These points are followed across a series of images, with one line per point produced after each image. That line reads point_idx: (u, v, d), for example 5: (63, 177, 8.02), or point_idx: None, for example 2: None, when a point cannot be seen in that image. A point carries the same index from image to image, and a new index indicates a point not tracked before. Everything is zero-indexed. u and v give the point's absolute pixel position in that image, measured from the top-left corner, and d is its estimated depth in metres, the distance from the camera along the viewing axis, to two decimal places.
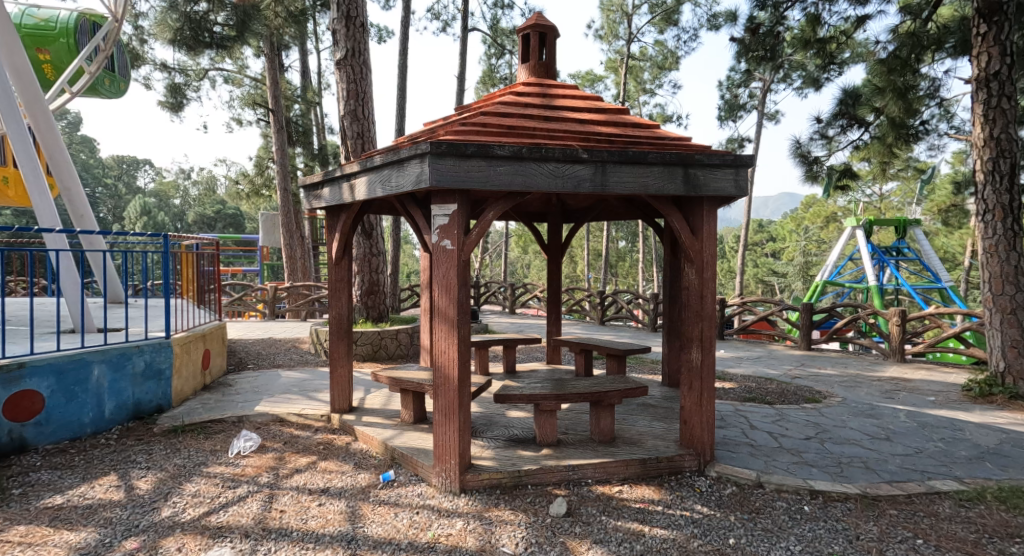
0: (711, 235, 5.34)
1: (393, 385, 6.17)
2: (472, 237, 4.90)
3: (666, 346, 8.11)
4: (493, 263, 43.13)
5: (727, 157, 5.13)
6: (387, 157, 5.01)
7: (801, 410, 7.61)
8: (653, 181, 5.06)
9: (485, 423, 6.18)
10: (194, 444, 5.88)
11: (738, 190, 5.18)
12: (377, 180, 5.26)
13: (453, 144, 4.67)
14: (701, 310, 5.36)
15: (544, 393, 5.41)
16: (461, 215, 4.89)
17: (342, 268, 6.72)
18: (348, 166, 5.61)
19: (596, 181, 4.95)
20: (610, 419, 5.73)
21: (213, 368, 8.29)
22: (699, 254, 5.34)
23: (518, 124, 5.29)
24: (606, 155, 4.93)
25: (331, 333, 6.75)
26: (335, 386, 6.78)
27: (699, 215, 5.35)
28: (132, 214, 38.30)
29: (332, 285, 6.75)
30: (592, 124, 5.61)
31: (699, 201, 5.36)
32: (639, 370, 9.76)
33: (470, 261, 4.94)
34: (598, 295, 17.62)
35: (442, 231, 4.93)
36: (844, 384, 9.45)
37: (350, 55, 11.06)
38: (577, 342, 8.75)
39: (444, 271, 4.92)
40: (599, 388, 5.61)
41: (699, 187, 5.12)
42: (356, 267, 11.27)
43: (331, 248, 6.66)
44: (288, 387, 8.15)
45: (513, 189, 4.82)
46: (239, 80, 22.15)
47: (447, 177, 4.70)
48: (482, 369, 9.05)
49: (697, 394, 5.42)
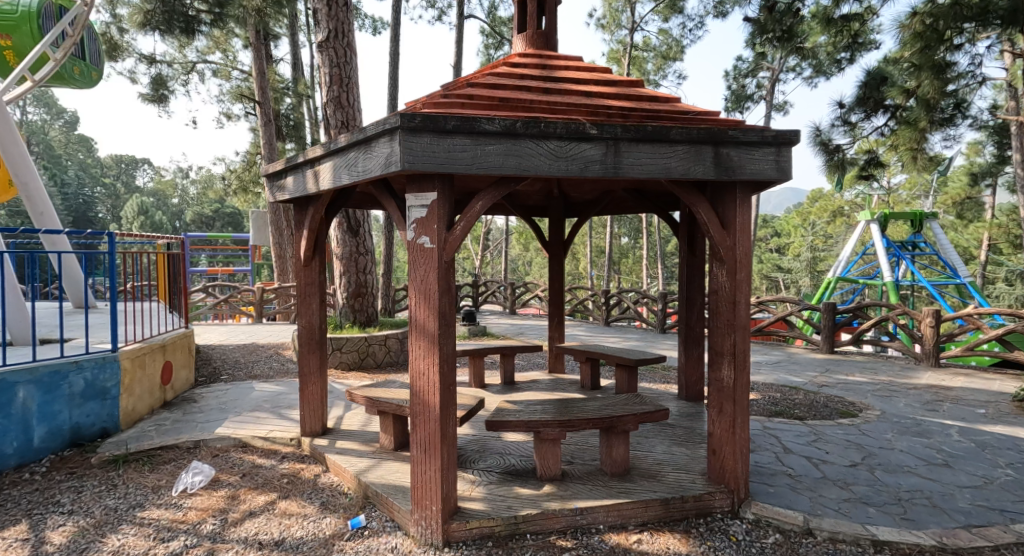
0: (745, 228, 4.48)
1: (370, 406, 5.34)
2: (456, 233, 4.01)
3: (682, 353, 7.26)
4: (494, 260, 42.13)
5: (768, 135, 4.20)
6: (351, 136, 4.11)
7: (838, 428, 6.77)
8: (677, 162, 4.15)
9: (477, 451, 5.30)
10: (133, 479, 5.03)
11: (779, 174, 4.27)
12: (342, 164, 4.36)
13: (429, 117, 3.77)
14: (733, 319, 4.52)
15: (546, 420, 4.59)
16: (442, 206, 4.00)
17: (313, 270, 5.86)
18: (310, 149, 4.70)
19: (607, 164, 4.05)
20: (624, 447, 4.84)
21: (176, 382, 7.40)
22: (729, 252, 4.50)
23: (512, 96, 4.39)
24: (619, 131, 4.02)
25: (301, 344, 5.87)
26: (305, 405, 5.90)
27: (731, 205, 4.49)
28: (128, 212, 36.86)
29: (301, 291, 5.88)
30: (600, 97, 4.70)
31: (728, 186, 4.48)
32: (651, 379, 8.86)
33: (454, 262, 4.06)
34: (602, 294, 16.71)
35: (420, 224, 4.04)
36: (879, 393, 8.58)
37: (333, 36, 10.16)
38: (583, 351, 7.85)
39: (422, 275, 4.05)
40: (610, 413, 4.74)
41: (734, 170, 4.20)
42: (342, 267, 10.36)
43: (299, 247, 5.80)
44: (259, 402, 7.27)
45: (506, 174, 3.93)
46: (228, 72, 21.26)
47: (422, 159, 3.81)
48: (478, 381, 8.16)
49: (728, 419, 4.56)
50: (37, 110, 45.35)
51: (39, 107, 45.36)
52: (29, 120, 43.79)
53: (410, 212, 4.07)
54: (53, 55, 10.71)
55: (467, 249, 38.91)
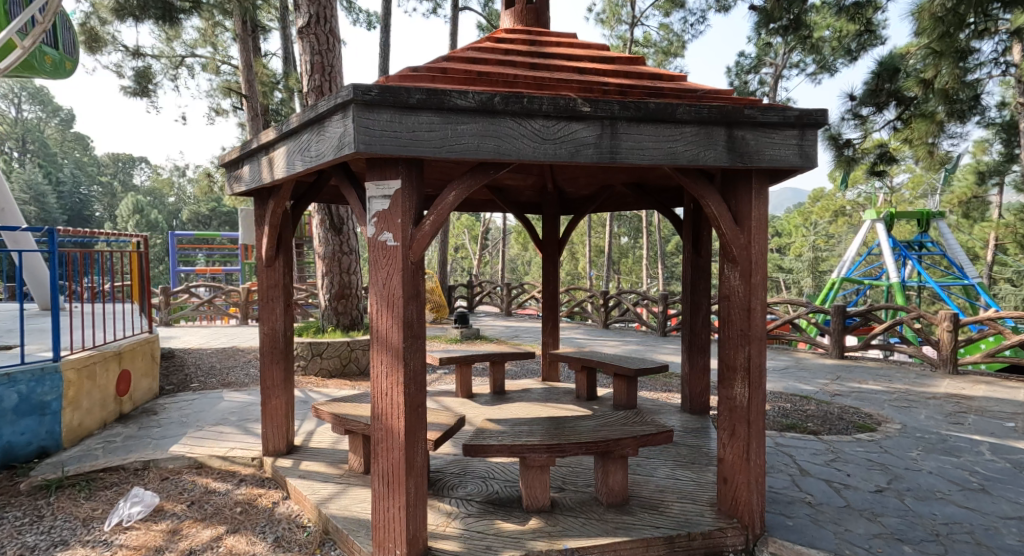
0: (761, 225, 3.89)
1: (337, 425, 4.76)
2: (424, 229, 3.41)
3: (686, 362, 6.68)
4: (494, 260, 41.44)
5: (790, 115, 3.60)
6: (303, 115, 3.51)
7: (858, 444, 6.20)
8: (683, 146, 3.54)
9: (458, 475, 4.70)
10: (62, 508, 4.53)
11: (802, 162, 3.66)
12: (296, 149, 3.76)
13: (388, 90, 3.17)
14: (747, 329, 3.93)
15: (533, 445, 4.03)
16: (408, 196, 3.41)
17: (276, 271, 5.26)
18: (264, 132, 4.09)
19: (602, 148, 3.44)
20: (622, 474, 4.25)
21: (137, 393, 6.81)
22: (742, 252, 3.92)
23: (494, 70, 3.79)
24: (616, 108, 3.42)
25: (264, 354, 5.28)
26: (268, 422, 5.31)
27: (746, 198, 3.90)
28: (123, 211, 36.04)
29: (263, 294, 5.28)
30: (596, 73, 4.07)
31: (742, 176, 3.90)
32: (652, 389, 8.28)
33: (423, 263, 3.47)
34: (601, 296, 16.10)
35: (381, 218, 3.44)
36: (896, 404, 8.01)
37: (314, 22, 9.56)
38: (579, 359, 7.25)
39: (385, 278, 3.46)
40: (607, 435, 4.15)
41: (751, 156, 3.59)
42: (324, 267, 9.73)
43: (260, 244, 5.20)
44: (225, 415, 6.66)
45: (482, 158, 3.33)
46: (217, 67, 20.64)
47: (380, 140, 3.21)
48: (465, 391, 7.56)
49: (742, 444, 3.98)
50: (32, 108, 44.49)
51: (34, 104, 44.49)
52: (22, 117, 43.00)
53: (370, 204, 3.47)
54: (19, 42, 9.92)
55: (465, 249, 38.20)
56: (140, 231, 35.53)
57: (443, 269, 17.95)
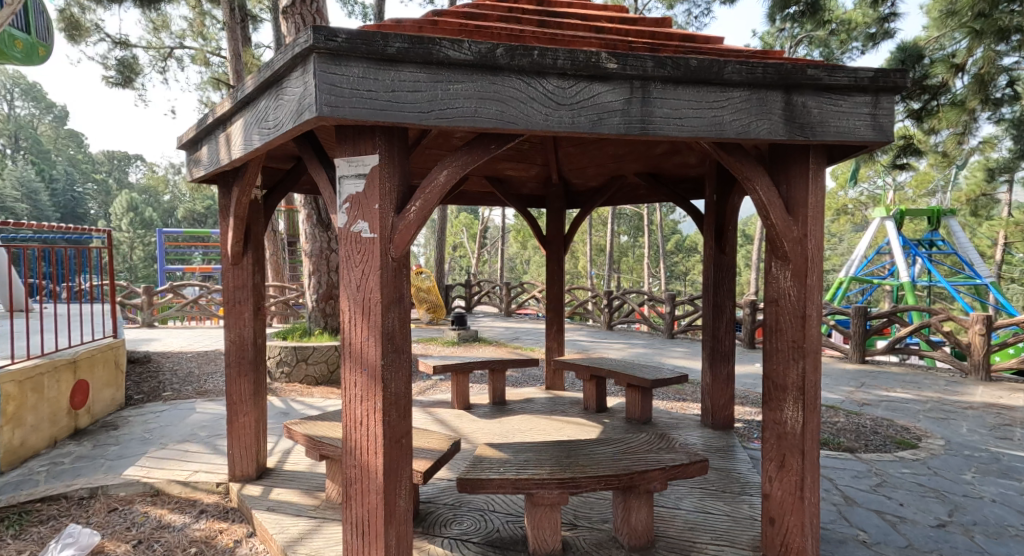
0: (819, 215, 3.23)
1: (310, 450, 4.08)
2: (408, 216, 2.74)
3: (708, 372, 6.00)
4: (493, 260, 40.72)
5: (862, 77, 2.91)
6: (257, 75, 2.82)
7: (901, 463, 5.57)
8: (731, 115, 2.86)
9: (452, 507, 4.02)
10: None
11: (875, 137, 2.98)
12: (252, 120, 3.06)
13: (359, 35, 2.50)
14: (800, 340, 3.28)
15: (544, 480, 3.40)
16: (388, 175, 2.73)
17: (245, 270, 4.57)
18: (220, 104, 3.40)
19: (632, 116, 2.77)
20: (646, 512, 3.59)
21: (97, 404, 6.10)
22: (794, 247, 3.26)
23: (494, 23, 3.09)
24: (647, 66, 2.75)
25: (229, 365, 4.60)
26: (235, 442, 4.62)
27: (799, 184, 3.24)
28: (116, 208, 35.07)
29: (228, 296, 4.60)
30: (619, 30, 3.38)
31: (794, 156, 3.24)
32: (666, 399, 7.62)
33: (406, 260, 2.80)
34: (604, 295, 15.39)
35: (354, 204, 2.77)
36: (931, 415, 7.38)
37: (299, 2, 8.85)
38: (587, 367, 6.57)
39: (361, 277, 2.78)
40: (629, 467, 3.50)
41: (813, 128, 2.91)
42: (311, 266, 9.02)
43: (225, 239, 4.51)
44: (194, 430, 5.97)
45: (481, 128, 2.66)
46: (206, 58, 19.84)
47: (349, 102, 2.55)
48: (461, 402, 6.86)
49: (794, 478, 3.31)
50: (25, 105, 43.32)
51: (28, 101, 43.28)
52: (13, 113, 41.94)
53: (340, 186, 2.80)
54: None
55: (465, 247, 37.37)
56: (133, 229, 34.56)
57: (440, 267, 17.22)
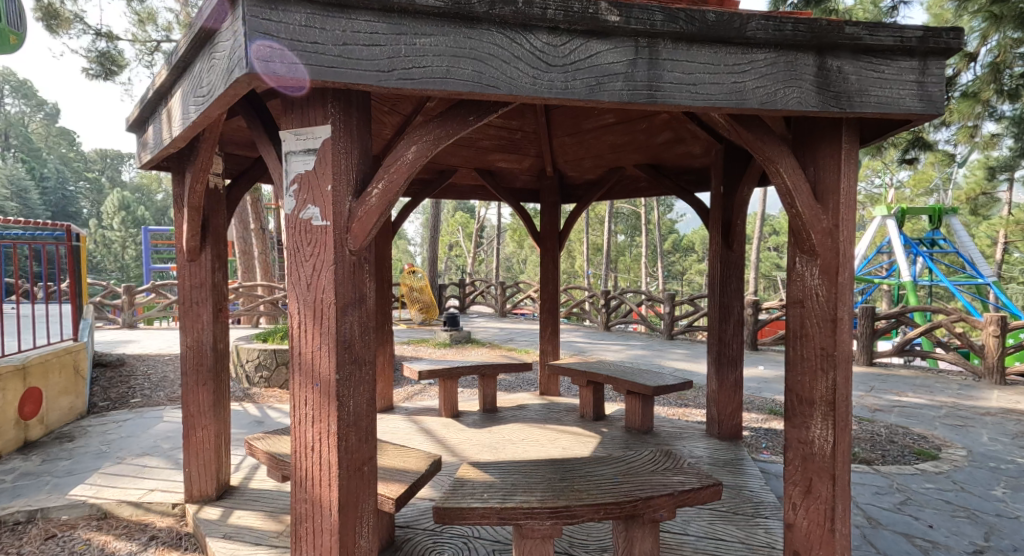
0: (850, 203, 2.78)
1: (272, 469, 3.63)
2: (369, 200, 2.38)
3: (713, 378, 5.56)
4: (489, 259, 40.22)
5: (909, 37, 2.50)
6: (186, 34, 2.48)
7: (923, 476, 5.15)
8: (753, 81, 2.50)
9: (433, 533, 3.58)
10: None
11: (922, 110, 2.56)
12: (188, 89, 2.64)
13: None
14: (828, 346, 2.84)
15: (534, 510, 2.96)
16: (347, 151, 2.39)
17: (203, 267, 4.11)
18: (156, 73, 2.95)
19: (636, 81, 2.44)
20: (651, 543, 3.15)
21: (51, 414, 5.65)
22: (821, 240, 2.80)
23: None
24: (655, 20, 2.40)
25: (186, 374, 4.14)
26: (191, 459, 4.16)
27: (829, 165, 2.78)
28: (107, 208, 34.35)
29: (183, 295, 4.13)
30: None
31: (824, 132, 2.78)
32: (666, 405, 7.20)
33: (364, 253, 2.42)
34: (601, 296, 14.94)
35: (303, 185, 2.41)
36: (948, 422, 6.96)
37: None
38: (583, 373, 6.13)
39: (311, 275, 2.39)
40: (630, 494, 3.07)
41: (849, 99, 2.52)
42: None
43: (180, 233, 4.05)
44: (158, 441, 5.51)
45: (455, 91, 2.38)
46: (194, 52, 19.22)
47: (297, 56, 2.28)
48: (449, 410, 6.41)
49: (825, 507, 2.85)
50: (16, 103, 42.45)
51: (18, 98, 42.43)
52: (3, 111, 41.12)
53: (287, 165, 2.44)
54: None
55: (460, 247, 36.89)
56: (124, 229, 33.82)
57: (433, 266, 16.73)
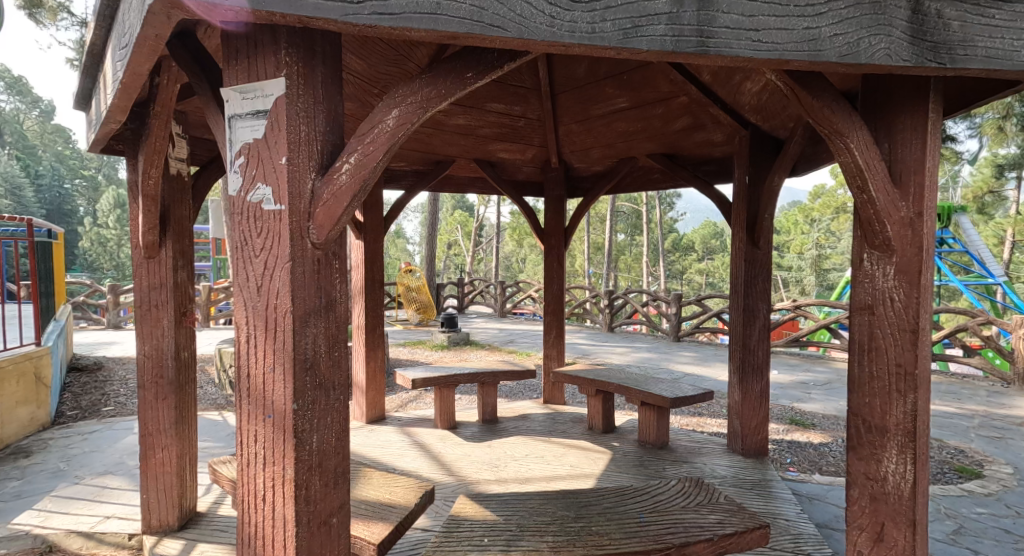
0: (933, 185, 2.27)
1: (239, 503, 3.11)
2: (337, 177, 2.00)
3: (736, 390, 5.04)
4: (488, 257, 39.65)
5: None
6: None
7: (971, 499, 4.63)
8: (830, 29, 2.08)
9: None
10: None
11: None
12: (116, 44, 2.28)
13: None
14: (901, 361, 2.33)
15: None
16: (308, 119, 2.02)
17: (164, 266, 3.58)
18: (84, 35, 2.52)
19: (684, 23, 2.02)
20: None
21: (7, 426, 5.16)
22: (898, 232, 2.30)
23: None
24: None
25: (144, 387, 3.62)
26: (150, 486, 3.65)
27: (910, 140, 2.27)
28: (101, 206, 33.80)
29: (142, 298, 3.60)
30: None
31: (907, 99, 2.27)
32: (680, 414, 6.69)
33: (329, 251, 2.04)
34: (605, 295, 14.41)
35: (250, 158, 2.03)
36: (985, 434, 6.44)
37: None
38: (591, 381, 5.62)
39: (256, 274, 2.03)
40: (661, 541, 2.56)
41: (950, 50, 2.13)
42: None
43: (136, 226, 3.52)
44: (124, 455, 5.00)
45: (450, 34, 1.95)
46: None
47: None
48: (445, 421, 5.90)
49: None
50: (10, 100, 41.90)
51: (12, 95, 41.84)
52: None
53: (233, 132, 2.08)
54: None
55: (458, 245, 36.36)
56: (118, 228, 33.25)
57: (431, 264, 16.21)
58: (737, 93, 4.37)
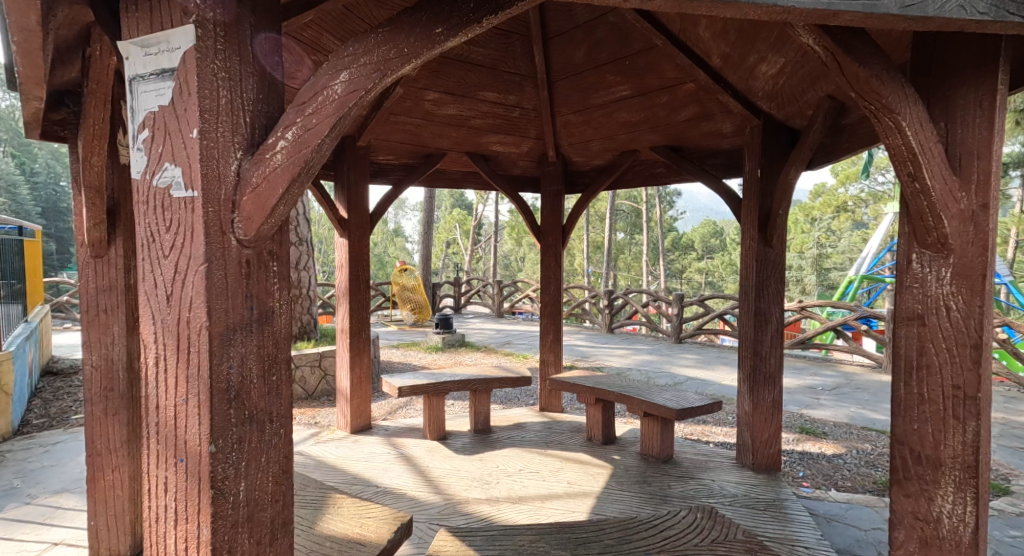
0: (995, 169, 1.97)
1: None
2: (269, 158, 1.78)
3: (746, 400, 4.65)
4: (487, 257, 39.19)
5: None
6: None
7: (1002, 519, 4.26)
8: None
9: None
10: None
11: None
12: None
13: None
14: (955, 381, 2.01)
15: None
16: (232, 83, 1.79)
17: (112, 266, 3.17)
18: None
19: None
20: None
21: None
22: (957, 229, 1.99)
23: None
24: None
25: (92, 402, 3.22)
26: (99, 511, 3.27)
27: (971, 118, 1.98)
28: None
29: (88, 302, 3.19)
30: None
31: (968, 66, 1.98)
32: (684, 424, 6.32)
33: (258, 260, 1.83)
34: (605, 296, 14.03)
35: (156, 131, 1.79)
36: (1007, 444, 6.06)
37: None
38: (590, 389, 5.24)
39: (158, 283, 1.80)
40: None
41: None
42: None
43: (81, 222, 3.13)
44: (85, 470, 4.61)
45: None
46: None
47: None
48: (435, 431, 5.52)
49: None
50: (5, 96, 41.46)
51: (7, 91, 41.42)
52: None
53: (134, 97, 1.83)
54: None
55: (457, 244, 35.92)
56: None
57: (427, 263, 15.80)
58: (750, 79, 4.00)
